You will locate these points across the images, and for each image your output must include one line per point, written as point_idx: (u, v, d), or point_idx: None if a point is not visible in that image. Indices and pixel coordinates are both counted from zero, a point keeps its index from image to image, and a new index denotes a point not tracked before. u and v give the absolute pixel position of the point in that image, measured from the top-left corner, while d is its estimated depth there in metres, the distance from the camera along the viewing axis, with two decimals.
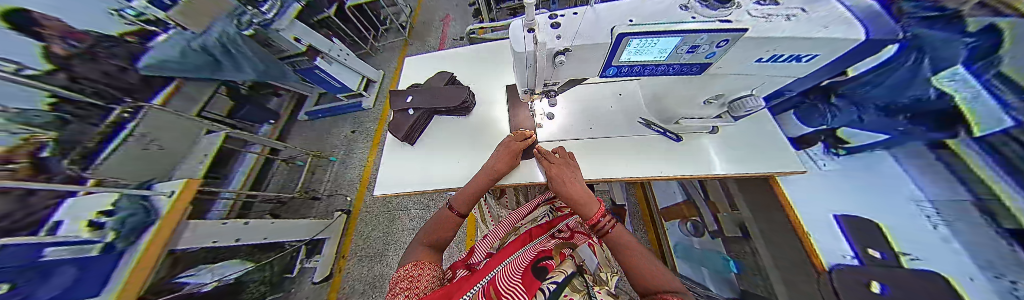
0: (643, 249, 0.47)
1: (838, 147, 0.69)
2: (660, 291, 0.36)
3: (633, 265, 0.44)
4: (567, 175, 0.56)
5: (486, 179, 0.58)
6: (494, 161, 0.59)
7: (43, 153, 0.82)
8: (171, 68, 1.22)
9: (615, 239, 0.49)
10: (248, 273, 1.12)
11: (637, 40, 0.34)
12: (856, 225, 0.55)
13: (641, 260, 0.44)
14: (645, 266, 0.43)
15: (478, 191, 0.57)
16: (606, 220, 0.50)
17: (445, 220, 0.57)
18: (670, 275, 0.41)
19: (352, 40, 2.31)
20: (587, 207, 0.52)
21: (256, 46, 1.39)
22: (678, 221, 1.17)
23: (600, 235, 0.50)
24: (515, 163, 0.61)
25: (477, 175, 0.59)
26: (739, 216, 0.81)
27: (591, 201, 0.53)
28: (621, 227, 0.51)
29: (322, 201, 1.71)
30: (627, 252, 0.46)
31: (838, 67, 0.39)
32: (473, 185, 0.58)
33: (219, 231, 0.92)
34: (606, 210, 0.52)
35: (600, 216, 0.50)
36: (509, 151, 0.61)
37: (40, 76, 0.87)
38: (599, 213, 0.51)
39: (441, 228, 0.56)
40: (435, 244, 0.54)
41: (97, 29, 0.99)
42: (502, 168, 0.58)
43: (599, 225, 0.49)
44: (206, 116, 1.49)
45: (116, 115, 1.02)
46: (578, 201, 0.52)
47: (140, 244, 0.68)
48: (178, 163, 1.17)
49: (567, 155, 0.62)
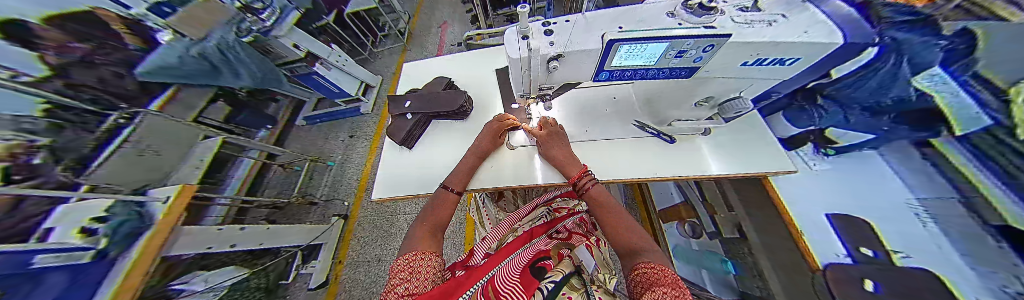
0: (629, 221, 0.47)
1: (827, 147, 0.68)
2: (632, 248, 0.41)
3: (608, 227, 0.48)
4: (555, 142, 0.61)
5: (476, 157, 0.63)
6: (479, 140, 0.65)
7: (34, 160, 0.84)
8: (167, 75, 1.22)
9: (593, 194, 0.52)
10: (244, 279, 1.12)
11: (626, 45, 0.35)
12: (850, 223, 0.54)
13: (626, 232, 0.45)
14: (622, 230, 0.46)
15: (468, 168, 0.62)
16: (585, 179, 0.54)
17: (444, 199, 0.57)
18: (653, 240, 0.42)
19: (350, 46, 2.34)
20: (569, 167, 0.58)
21: (255, 53, 1.43)
22: (675, 223, 1.16)
23: (582, 192, 0.54)
24: (498, 141, 0.66)
25: (468, 153, 0.64)
26: (736, 217, 0.81)
27: (574, 161, 0.58)
28: (598, 186, 0.55)
29: (319, 207, 1.71)
30: (615, 228, 0.47)
31: (821, 69, 0.40)
32: (465, 162, 0.62)
33: (216, 237, 0.92)
34: (587, 170, 0.56)
35: (580, 175, 0.55)
36: (496, 130, 0.64)
37: (33, 82, 0.88)
38: (582, 170, 0.56)
39: (439, 208, 0.55)
40: (435, 223, 0.52)
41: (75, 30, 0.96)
42: (487, 146, 0.64)
43: (582, 181, 0.54)
44: (204, 122, 1.49)
45: (112, 121, 1.03)
46: (560, 160, 0.59)
47: (133, 251, 0.69)
48: (171, 171, 1.13)
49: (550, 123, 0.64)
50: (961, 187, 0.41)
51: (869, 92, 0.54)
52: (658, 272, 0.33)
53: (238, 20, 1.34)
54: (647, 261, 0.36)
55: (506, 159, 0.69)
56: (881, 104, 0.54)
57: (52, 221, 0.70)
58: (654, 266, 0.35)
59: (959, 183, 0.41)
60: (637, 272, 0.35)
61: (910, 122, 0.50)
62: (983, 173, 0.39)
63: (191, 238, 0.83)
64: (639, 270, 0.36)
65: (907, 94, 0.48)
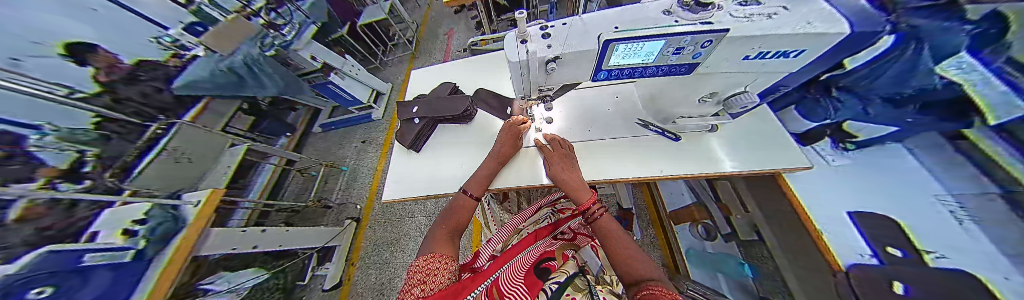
0: (631, 246, 0.44)
1: (846, 142, 0.65)
2: (639, 278, 0.37)
3: (614, 255, 0.44)
4: (568, 164, 0.57)
5: (495, 162, 0.63)
6: (500, 145, 0.65)
7: (85, 168, 0.95)
8: (201, 87, 1.36)
9: (600, 226, 0.48)
10: (264, 279, 1.19)
11: (622, 45, 0.36)
12: (870, 222, 0.51)
13: (628, 249, 0.43)
14: (626, 253, 0.43)
15: (490, 174, 0.61)
16: (597, 207, 0.49)
17: (463, 203, 0.58)
18: (654, 264, 0.40)
19: (362, 55, 2.46)
20: (580, 194, 0.52)
21: (278, 65, 1.54)
22: (687, 225, 1.13)
23: (591, 223, 0.49)
24: (518, 145, 0.66)
25: (488, 157, 0.65)
26: (752, 218, 0.80)
27: (585, 189, 0.53)
28: (609, 217, 0.50)
29: (333, 210, 1.78)
30: (611, 239, 0.46)
31: (833, 59, 0.38)
32: (485, 167, 0.62)
33: (240, 238, 0.98)
34: (598, 198, 0.51)
35: (591, 203, 0.49)
36: (512, 133, 0.65)
37: (85, 97, 1.00)
38: (592, 199, 0.50)
39: (458, 212, 0.56)
40: (456, 227, 0.54)
41: (140, 55, 1.14)
42: (509, 150, 0.64)
43: (590, 212, 0.49)
44: (230, 131, 1.61)
45: (152, 130, 1.15)
46: (572, 187, 0.53)
47: (168, 251, 0.76)
48: (202, 176, 1.23)
49: (557, 139, 0.62)
50: (996, 179, 0.37)
51: (890, 82, 0.51)
52: (665, 295, 0.31)
53: (261, 36, 1.46)
54: (653, 284, 0.34)
55: (520, 165, 0.68)
56: (901, 94, 0.50)
57: (96, 227, 0.78)
58: (662, 288, 0.33)
59: (997, 177, 0.37)
60: (643, 293, 0.33)
61: (934, 113, 0.47)
62: (1015, 157, 0.36)
63: (220, 239, 0.90)
64: (645, 293, 0.33)
65: (932, 83, 0.45)
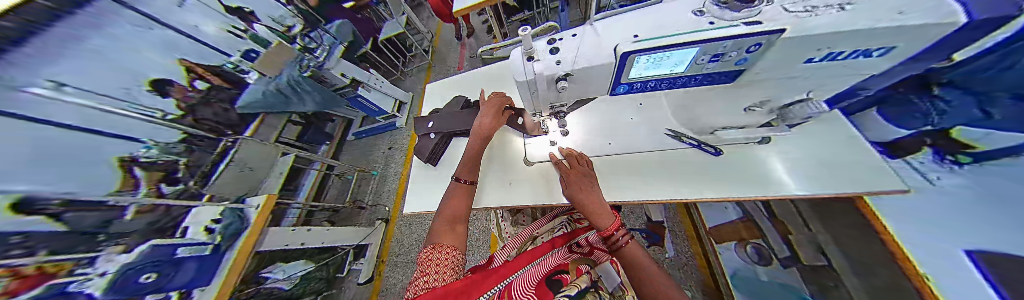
0: (658, 271, 0.40)
1: (962, 153, 0.50)
2: None
3: (643, 285, 0.38)
4: (584, 184, 0.53)
5: (479, 138, 0.62)
6: (480, 118, 0.63)
7: (177, 174, 1.15)
8: (258, 107, 1.58)
9: (625, 254, 0.43)
10: (311, 271, 1.34)
11: (643, 56, 0.32)
12: (1000, 261, 0.35)
13: (657, 280, 0.37)
14: (658, 285, 0.36)
15: (473, 156, 0.61)
16: (621, 234, 0.44)
17: (458, 192, 0.57)
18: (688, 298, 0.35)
19: (385, 68, 2.63)
20: (601, 219, 0.47)
21: (314, 84, 1.74)
22: (734, 245, 0.99)
23: (614, 251, 0.45)
24: (501, 119, 0.64)
25: (472, 136, 0.64)
26: (818, 237, 0.67)
27: (607, 213, 0.47)
28: (634, 244, 0.45)
29: (367, 211, 1.92)
30: (633, 264, 0.42)
31: (941, 49, 0.31)
32: (471, 146, 0.62)
33: (291, 236, 1.12)
34: (621, 223, 0.47)
35: (614, 229, 0.45)
36: (492, 107, 0.63)
37: (176, 118, 1.20)
38: (615, 225, 0.45)
39: (455, 201, 0.55)
40: (453, 215, 0.51)
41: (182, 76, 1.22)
42: (489, 123, 0.62)
43: (613, 240, 0.44)
44: (281, 141, 1.82)
45: (223, 143, 1.33)
46: (593, 212, 0.49)
47: (232, 252, 0.91)
48: (261, 182, 1.43)
49: (576, 157, 0.60)
50: None
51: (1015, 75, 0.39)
52: None
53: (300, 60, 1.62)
54: None
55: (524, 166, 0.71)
56: None
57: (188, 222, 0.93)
58: None
59: None
60: None
61: None
62: None
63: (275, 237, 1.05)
64: None
65: None
